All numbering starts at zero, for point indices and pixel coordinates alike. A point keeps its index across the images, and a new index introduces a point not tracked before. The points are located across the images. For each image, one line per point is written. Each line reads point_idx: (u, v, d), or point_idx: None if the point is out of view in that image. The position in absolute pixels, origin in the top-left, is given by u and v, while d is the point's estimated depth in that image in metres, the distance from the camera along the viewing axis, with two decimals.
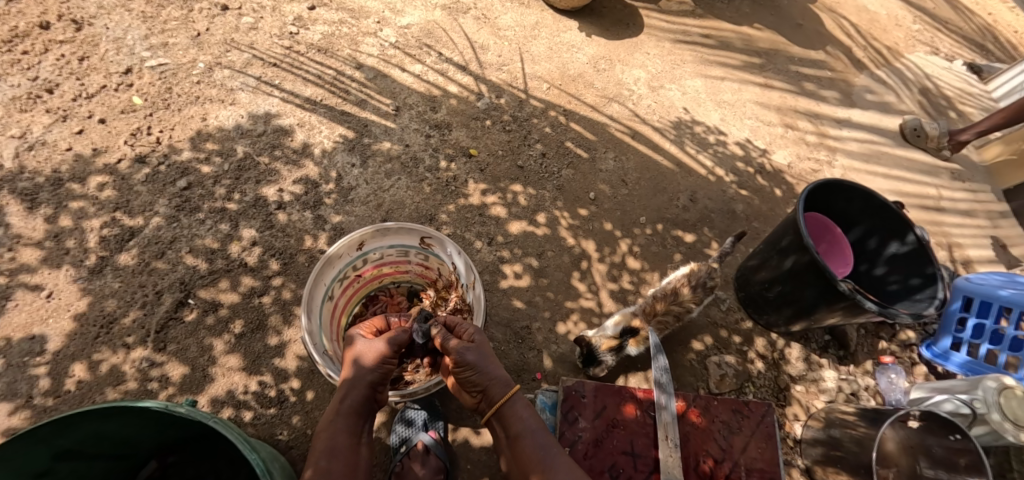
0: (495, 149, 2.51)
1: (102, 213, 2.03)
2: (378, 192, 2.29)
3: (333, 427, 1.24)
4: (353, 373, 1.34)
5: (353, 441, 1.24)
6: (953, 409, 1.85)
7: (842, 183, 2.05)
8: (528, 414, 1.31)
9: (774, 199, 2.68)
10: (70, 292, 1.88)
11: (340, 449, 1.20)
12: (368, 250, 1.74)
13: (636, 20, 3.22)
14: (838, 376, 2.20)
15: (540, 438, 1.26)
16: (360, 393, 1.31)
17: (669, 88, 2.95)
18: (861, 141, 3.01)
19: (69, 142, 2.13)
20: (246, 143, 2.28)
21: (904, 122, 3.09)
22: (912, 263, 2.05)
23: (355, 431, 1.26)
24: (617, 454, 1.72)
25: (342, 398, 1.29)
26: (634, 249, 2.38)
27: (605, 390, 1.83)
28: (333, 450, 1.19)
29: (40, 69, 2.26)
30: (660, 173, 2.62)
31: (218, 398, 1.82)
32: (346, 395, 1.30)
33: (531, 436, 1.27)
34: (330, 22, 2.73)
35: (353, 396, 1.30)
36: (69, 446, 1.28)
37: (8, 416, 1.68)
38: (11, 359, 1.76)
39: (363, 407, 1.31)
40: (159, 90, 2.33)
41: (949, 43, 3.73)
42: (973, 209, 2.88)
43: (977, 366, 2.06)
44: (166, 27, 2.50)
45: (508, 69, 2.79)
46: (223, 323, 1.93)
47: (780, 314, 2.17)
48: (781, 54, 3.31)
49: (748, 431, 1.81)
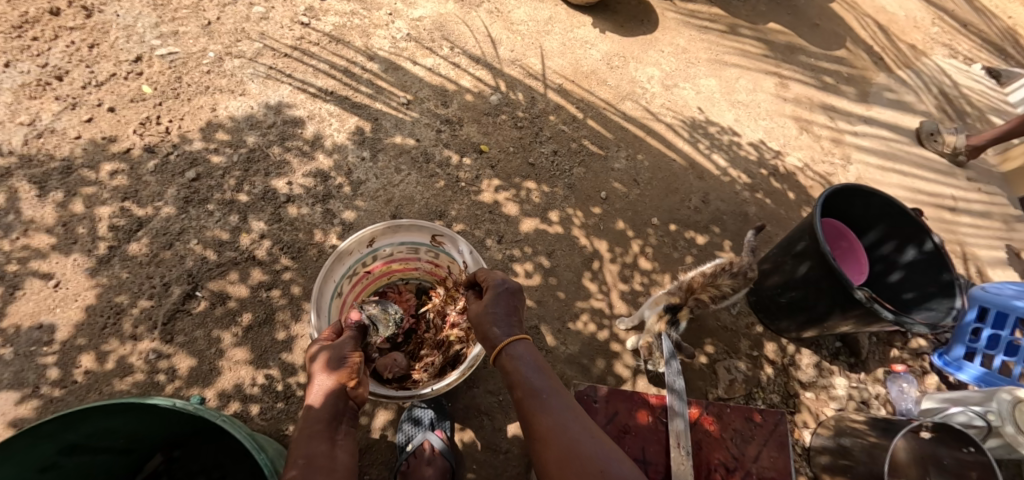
0: (507, 145, 2.48)
1: (111, 202, 2.01)
2: (387, 186, 2.27)
3: (307, 433, 1.19)
4: (323, 378, 1.30)
5: (329, 445, 1.18)
6: (966, 421, 1.82)
7: (859, 190, 2.02)
8: (532, 362, 1.16)
9: (788, 202, 2.65)
10: (78, 282, 1.87)
11: (318, 456, 1.14)
12: (378, 247, 1.72)
13: (651, 17, 3.17)
14: (849, 384, 2.18)
15: (544, 388, 1.09)
16: (333, 392, 1.28)
17: (683, 87, 2.91)
18: (876, 138, 2.96)
19: (78, 130, 2.11)
20: (257, 135, 2.26)
21: (921, 125, 3.04)
22: (928, 270, 2.01)
23: (329, 434, 1.20)
24: (629, 461, 1.67)
25: (314, 404, 1.25)
26: (646, 249, 2.35)
27: (617, 396, 1.80)
28: (311, 457, 1.13)
29: (51, 55, 2.24)
30: (673, 173, 2.59)
31: (225, 392, 1.81)
32: (315, 404, 1.25)
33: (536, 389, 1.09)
34: (342, 13, 2.69)
35: (325, 398, 1.26)
36: (76, 440, 1.27)
37: (16, 405, 1.68)
38: (19, 348, 1.75)
39: (339, 408, 1.27)
40: (170, 79, 2.31)
41: (968, 46, 3.66)
42: (988, 210, 2.84)
43: (990, 378, 2.03)
44: (177, 15, 2.47)
45: (521, 65, 2.76)
46: (231, 316, 1.92)
47: (791, 321, 2.14)
48: (799, 52, 3.25)
49: (761, 440, 1.76)
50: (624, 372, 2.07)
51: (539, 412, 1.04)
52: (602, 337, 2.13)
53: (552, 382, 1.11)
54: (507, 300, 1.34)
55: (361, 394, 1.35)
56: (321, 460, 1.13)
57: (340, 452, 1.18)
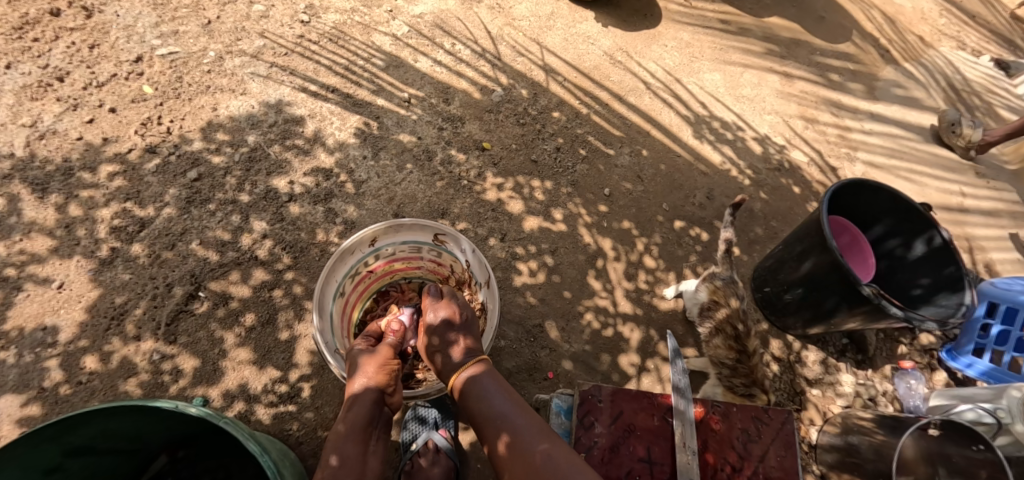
0: (509, 142, 2.46)
1: (113, 203, 2.01)
2: (389, 185, 2.25)
3: (345, 434, 1.23)
4: (360, 380, 1.32)
5: (360, 450, 1.23)
6: (975, 418, 1.79)
7: (868, 184, 1.97)
8: (490, 386, 1.31)
9: (793, 197, 2.62)
10: (81, 283, 1.87)
11: (350, 460, 1.18)
12: (380, 246, 1.71)
13: (654, 11, 3.14)
14: (855, 381, 2.16)
15: (502, 412, 1.24)
16: (370, 396, 1.29)
17: (687, 82, 2.88)
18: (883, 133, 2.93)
19: (79, 131, 2.11)
20: (258, 134, 2.25)
21: (943, 115, 2.97)
22: (938, 266, 1.97)
23: (362, 438, 1.24)
24: (633, 461, 1.47)
25: (351, 405, 1.28)
26: (651, 248, 2.34)
27: (622, 395, 1.57)
28: (344, 460, 1.18)
29: (51, 56, 2.23)
30: (677, 169, 2.57)
31: (229, 392, 1.81)
32: (355, 401, 1.28)
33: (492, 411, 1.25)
34: (343, 10, 2.67)
35: (362, 400, 1.28)
36: (80, 444, 1.27)
37: (22, 407, 1.68)
38: (25, 349, 1.76)
39: (374, 411, 1.29)
40: (170, 79, 2.30)
41: (976, 38, 3.61)
42: (998, 211, 2.79)
43: (999, 374, 2.01)
44: (177, 14, 2.46)
45: (523, 61, 2.73)
46: (234, 316, 1.92)
47: (798, 317, 2.12)
48: (803, 46, 3.21)
49: (768, 439, 1.58)
50: (629, 370, 2.08)
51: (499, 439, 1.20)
52: (607, 335, 2.12)
53: (507, 402, 1.27)
54: (457, 323, 1.47)
55: (396, 400, 1.37)
56: (353, 466, 1.17)
57: (371, 459, 1.22)
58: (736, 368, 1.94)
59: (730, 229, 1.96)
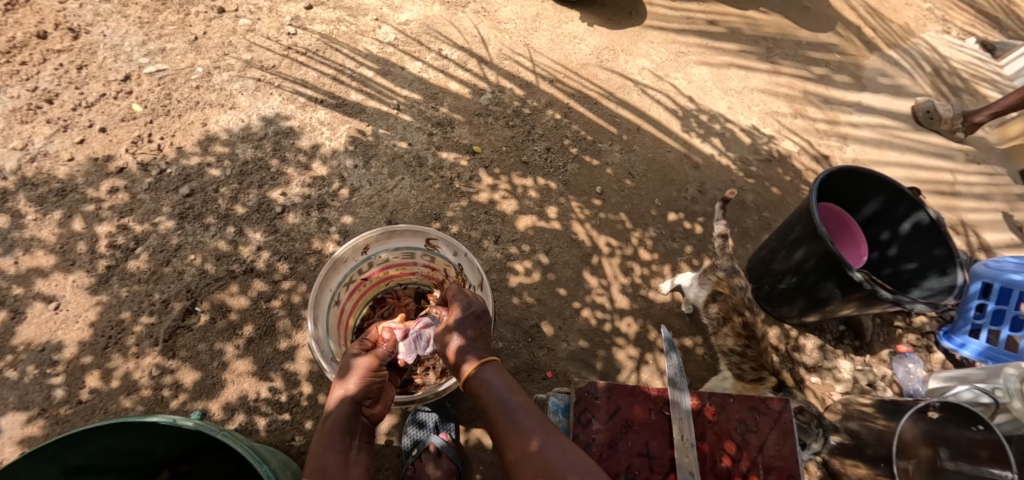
0: (498, 145, 2.47)
1: (107, 221, 2.02)
2: (382, 192, 2.26)
3: (323, 444, 1.22)
4: (342, 385, 1.33)
5: (341, 459, 1.20)
6: (972, 398, 1.80)
7: (856, 171, 1.98)
8: (501, 386, 1.27)
9: (784, 186, 2.63)
10: (79, 302, 1.88)
11: (330, 468, 1.16)
12: (373, 254, 1.72)
13: (638, 8, 3.16)
14: (854, 367, 2.17)
15: (514, 411, 1.20)
16: (348, 404, 1.30)
17: (674, 77, 2.89)
18: (873, 125, 2.93)
19: (71, 152, 2.12)
20: (249, 147, 2.26)
21: (917, 104, 3.02)
22: (928, 248, 1.98)
23: (342, 447, 1.22)
24: (633, 456, 1.47)
25: (330, 411, 1.29)
26: (644, 242, 2.35)
27: (619, 390, 1.57)
28: (323, 469, 1.16)
29: (40, 78, 2.24)
30: (668, 164, 2.58)
31: (230, 405, 1.82)
32: (332, 412, 1.29)
33: (504, 408, 1.21)
34: (329, 21, 2.69)
35: (341, 406, 1.30)
36: (80, 462, 1.27)
37: (23, 428, 1.69)
38: (24, 371, 1.76)
39: (351, 422, 1.29)
40: (159, 97, 2.31)
41: (961, 20, 3.62)
42: (989, 191, 2.81)
43: (993, 353, 2.03)
44: (164, 32, 2.48)
45: (511, 62, 2.75)
46: (233, 329, 1.93)
47: (792, 306, 2.13)
48: (790, 37, 3.22)
49: (766, 428, 1.58)
50: (627, 366, 2.09)
51: (512, 442, 1.14)
52: (605, 331, 2.13)
53: (520, 402, 1.23)
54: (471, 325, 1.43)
55: (375, 412, 1.37)
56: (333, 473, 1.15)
57: (353, 467, 1.19)
58: (745, 354, 1.93)
59: (722, 222, 1.94)
